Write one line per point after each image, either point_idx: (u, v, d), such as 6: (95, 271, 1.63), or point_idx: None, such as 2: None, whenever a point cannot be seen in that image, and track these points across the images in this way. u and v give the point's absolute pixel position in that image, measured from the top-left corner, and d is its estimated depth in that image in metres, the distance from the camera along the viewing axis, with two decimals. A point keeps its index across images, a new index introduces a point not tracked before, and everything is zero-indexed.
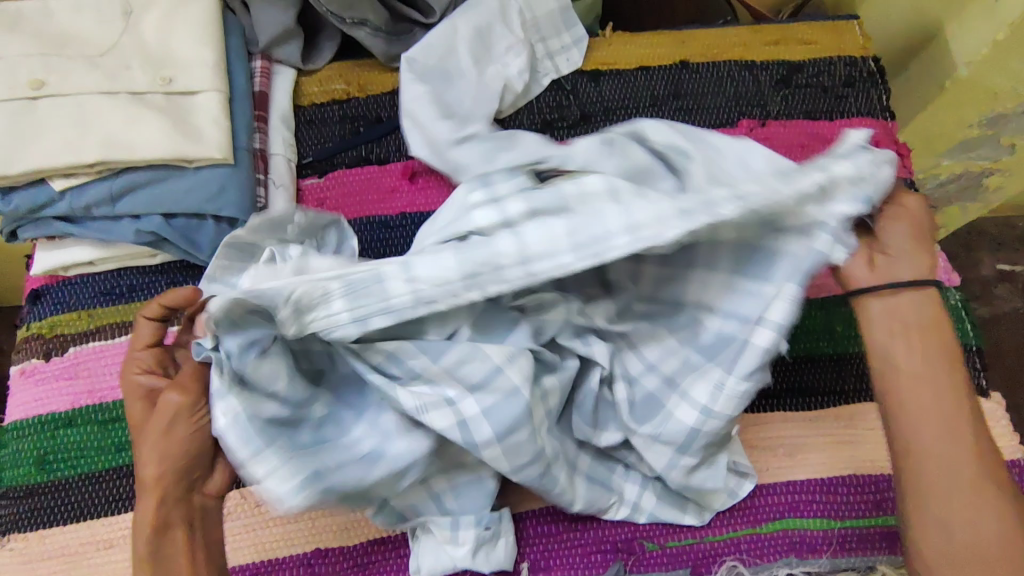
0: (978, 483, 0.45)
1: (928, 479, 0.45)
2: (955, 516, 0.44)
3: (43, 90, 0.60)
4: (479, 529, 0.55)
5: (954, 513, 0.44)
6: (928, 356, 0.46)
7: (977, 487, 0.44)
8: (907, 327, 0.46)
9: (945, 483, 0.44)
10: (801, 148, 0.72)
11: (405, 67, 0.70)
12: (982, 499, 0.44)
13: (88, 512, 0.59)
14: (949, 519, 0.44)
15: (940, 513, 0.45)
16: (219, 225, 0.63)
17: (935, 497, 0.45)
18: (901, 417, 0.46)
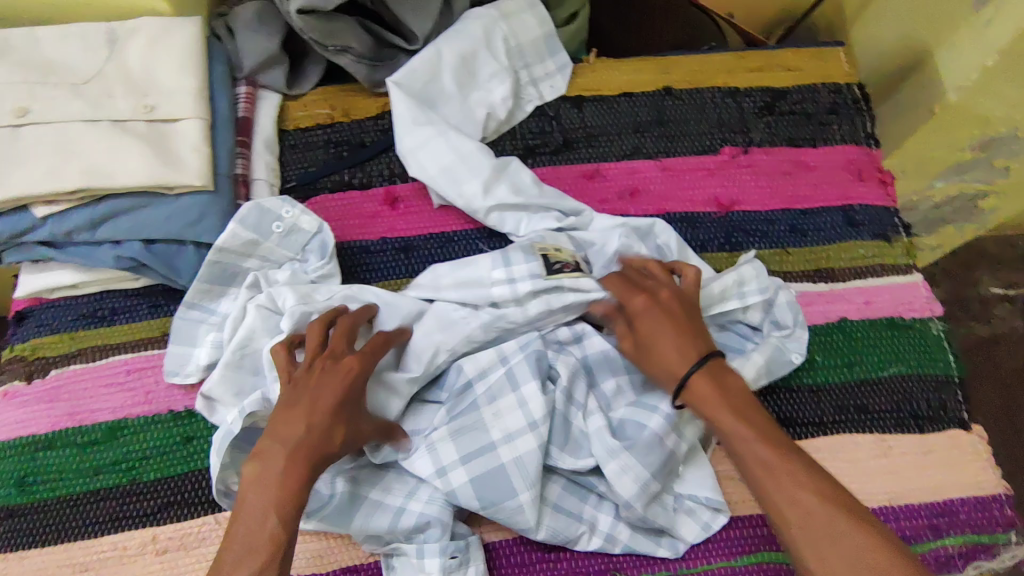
0: (833, 493, 0.46)
1: (794, 524, 0.46)
2: (831, 554, 0.44)
3: (27, 117, 0.61)
4: (445, 558, 0.54)
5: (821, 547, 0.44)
6: (730, 408, 0.51)
7: (835, 519, 0.45)
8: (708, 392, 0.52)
9: (800, 525, 0.46)
10: (784, 176, 0.72)
11: (392, 88, 0.70)
12: (841, 519, 0.45)
13: (65, 535, 0.60)
14: (822, 558, 0.44)
15: (803, 520, 0.46)
16: (200, 251, 0.64)
17: (803, 541, 0.45)
18: (739, 445, 0.50)
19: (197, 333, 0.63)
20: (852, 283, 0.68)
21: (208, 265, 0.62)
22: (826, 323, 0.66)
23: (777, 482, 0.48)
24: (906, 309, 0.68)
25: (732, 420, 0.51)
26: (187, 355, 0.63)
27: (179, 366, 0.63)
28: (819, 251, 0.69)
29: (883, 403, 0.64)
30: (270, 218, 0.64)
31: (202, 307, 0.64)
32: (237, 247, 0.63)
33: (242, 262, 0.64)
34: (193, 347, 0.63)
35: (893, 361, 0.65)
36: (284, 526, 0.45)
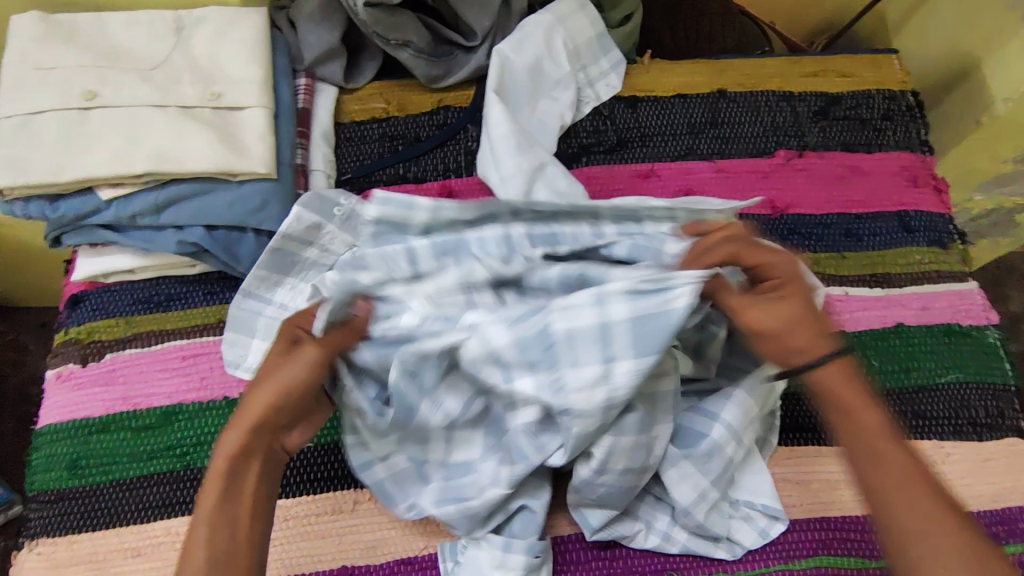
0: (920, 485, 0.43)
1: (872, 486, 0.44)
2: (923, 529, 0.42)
3: (96, 101, 0.62)
4: (529, 556, 0.54)
5: (905, 513, 0.42)
6: (854, 391, 0.47)
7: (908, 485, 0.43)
8: (842, 369, 0.47)
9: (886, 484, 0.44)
10: (839, 180, 0.72)
11: (487, 87, 0.70)
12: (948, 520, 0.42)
13: (117, 519, 0.60)
14: (903, 516, 0.42)
15: (913, 534, 0.42)
16: (260, 238, 0.64)
17: (895, 511, 0.43)
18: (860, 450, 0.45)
19: (256, 325, 0.62)
20: (909, 289, 0.68)
21: (268, 256, 0.61)
22: (883, 327, 0.66)
23: (862, 430, 0.46)
24: (962, 316, 0.67)
25: (852, 390, 0.47)
26: (245, 345, 0.62)
27: (241, 359, 0.62)
28: (874, 256, 0.69)
29: (940, 410, 0.63)
30: (329, 204, 0.60)
31: (257, 296, 0.63)
32: (300, 233, 0.61)
33: (302, 251, 0.62)
34: (252, 336, 0.62)
35: (951, 367, 0.65)
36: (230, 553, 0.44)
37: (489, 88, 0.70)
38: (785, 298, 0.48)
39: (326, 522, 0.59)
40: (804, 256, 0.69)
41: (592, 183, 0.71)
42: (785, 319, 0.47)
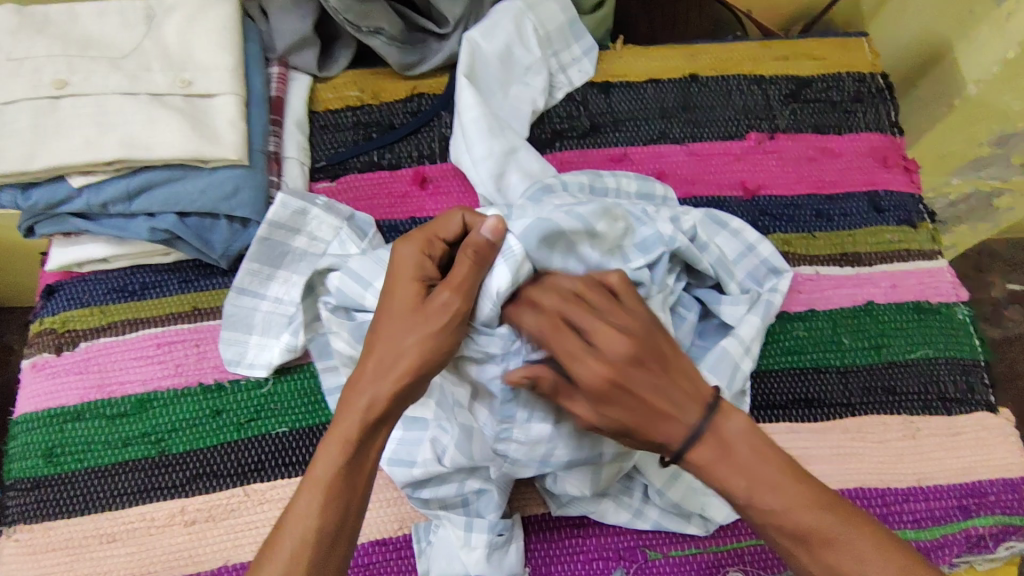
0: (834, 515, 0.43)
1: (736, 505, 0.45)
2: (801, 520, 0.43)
3: (67, 89, 0.62)
4: (493, 533, 0.55)
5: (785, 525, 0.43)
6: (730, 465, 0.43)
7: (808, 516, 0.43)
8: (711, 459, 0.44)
9: (784, 510, 0.43)
10: (810, 161, 0.73)
11: (459, 74, 0.70)
12: (817, 509, 0.43)
13: (93, 506, 0.60)
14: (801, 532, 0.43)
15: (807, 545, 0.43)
16: (232, 225, 0.64)
17: (774, 516, 0.43)
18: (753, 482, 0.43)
19: (254, 320, 0.64)
20: (879, 267, 0.69)
21: (258, 240, 0.63)
22: (853, 306, 0.67)
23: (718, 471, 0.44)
24: (932, 293, 0.68)
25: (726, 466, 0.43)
26: (243, 343, 0.63)
27: (243, 356, 0.63)
28: (845, 236, 0.70)
29: (910, 386, 0.64)
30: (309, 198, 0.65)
31: (252, 292, 0.64)
32: (285, 220, 0.64)
33: (290, 241, 0.64)
34: (250, 333, 0.63)
35: (921, 344, 0.66)
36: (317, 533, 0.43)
37: (460, 73, 0.70)
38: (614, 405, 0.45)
39: None
40: (775, 237, 0.69)
41: (565, 167, 0.72)
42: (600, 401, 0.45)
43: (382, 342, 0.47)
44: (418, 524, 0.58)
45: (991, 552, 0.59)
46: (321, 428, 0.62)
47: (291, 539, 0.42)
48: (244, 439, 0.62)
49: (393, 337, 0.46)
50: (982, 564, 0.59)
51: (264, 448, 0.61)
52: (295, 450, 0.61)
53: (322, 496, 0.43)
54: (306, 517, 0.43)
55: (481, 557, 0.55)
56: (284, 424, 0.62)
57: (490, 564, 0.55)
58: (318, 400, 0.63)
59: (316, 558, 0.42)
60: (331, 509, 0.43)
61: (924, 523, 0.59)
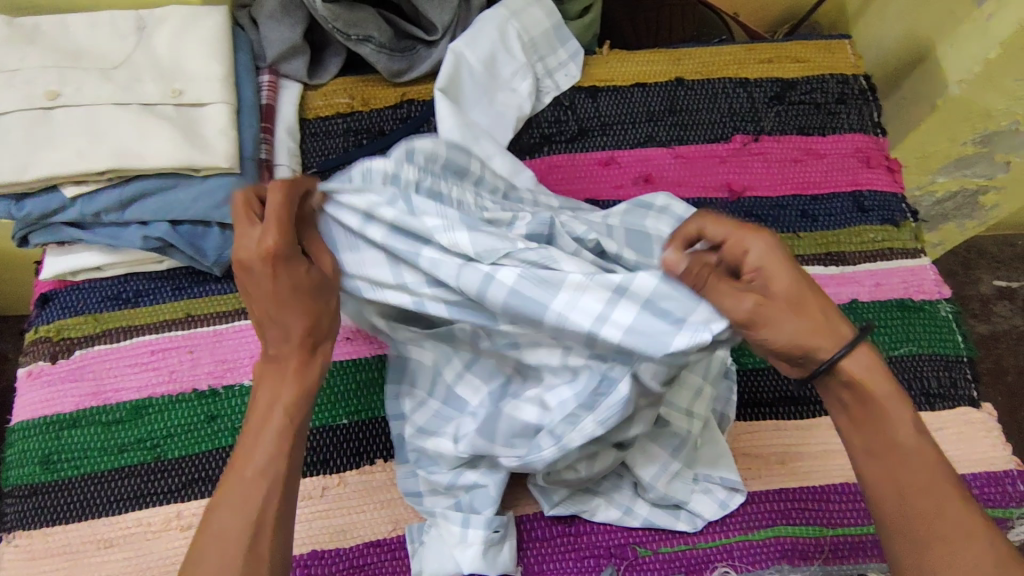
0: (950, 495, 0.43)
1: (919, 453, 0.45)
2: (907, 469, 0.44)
3: (59, 100, 0.63)
4: (489, 530, 0.56)
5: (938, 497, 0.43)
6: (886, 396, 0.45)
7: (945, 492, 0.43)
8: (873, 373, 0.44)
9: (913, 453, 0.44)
10: (794, 163, 0.74)
11: (439, 87, 0.71)
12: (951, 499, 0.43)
13: (90, 512, 0.60)
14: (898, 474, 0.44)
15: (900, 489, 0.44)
16: (224, 233, 0.65)
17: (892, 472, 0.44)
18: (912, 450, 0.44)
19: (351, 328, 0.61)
20: (863, 266, 0.70)
21: None
22: (838, 304, 0.68)
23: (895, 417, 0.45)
24: (915, 291, 0.69)
25: (883, 387, 0.44)
26: None
27: None
28: (828, 236, 0.71)
29: (894, 382, 0.65)
30: None
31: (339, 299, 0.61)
32: None
33: None
34: None
35: (905, 340, 0.67)
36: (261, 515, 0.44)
37: (438, 85, 0.71)
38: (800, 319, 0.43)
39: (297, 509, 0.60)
40: None
41: (553, 172, 0.73)
42: (791, 312, 0.43)
43: (279, 319, 0.47)
44: (414, 525, 0.59)
45: None
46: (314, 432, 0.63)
47: (223, 526, 0.43)
48: (239, 443, 0.62)
49: (290, 317, 0.47)
50: None
51: None
52: None
53: (263, 483, 0.44)
54: (250, 493, 0.44)
55: (477, 554, 0.55)
56: None
57: (484, 561, 0.56)
58: None
59: (254, 534, 0.43)
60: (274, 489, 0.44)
61: None
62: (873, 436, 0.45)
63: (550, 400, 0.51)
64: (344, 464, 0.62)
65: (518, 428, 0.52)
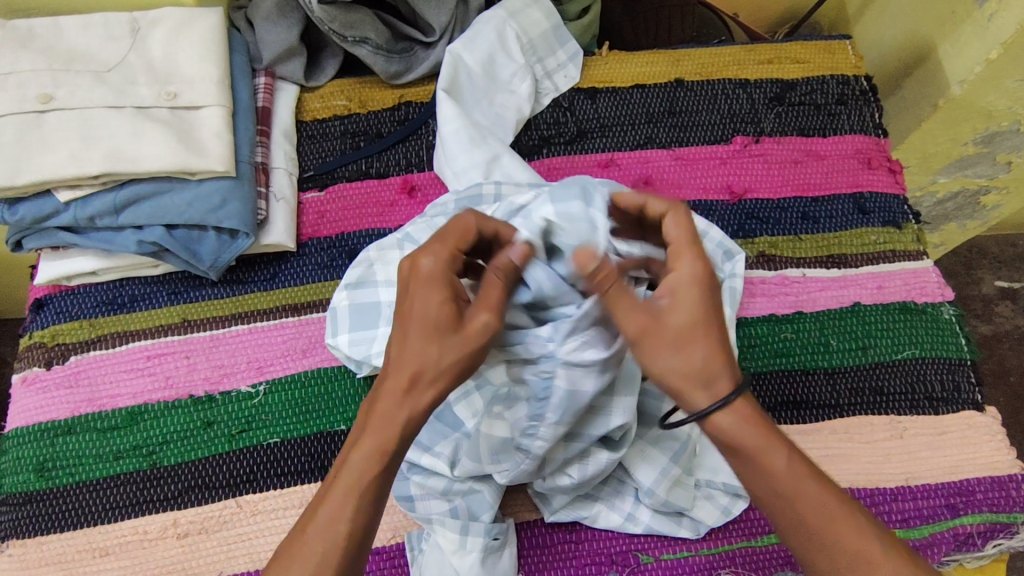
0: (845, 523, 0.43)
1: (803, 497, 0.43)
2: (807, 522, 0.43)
3: (52, 103, 0.63)
4: (488, 538, 0.55)
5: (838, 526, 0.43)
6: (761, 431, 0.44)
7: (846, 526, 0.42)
8: (749, 417, 0.44)
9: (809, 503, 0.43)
10: (795, 164, 0.73)
11: (440, 88, 0.71)
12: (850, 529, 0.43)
13: (85, 520, 0.60)
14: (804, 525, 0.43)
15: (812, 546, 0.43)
16: (220, 237, 0.64)
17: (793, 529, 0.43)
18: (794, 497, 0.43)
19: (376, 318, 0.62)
20: (865, 268, 0.69)
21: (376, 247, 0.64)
22: (840, 307, 0.67)
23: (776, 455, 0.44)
24: (918, 294, 0.68)
25: (753, 433, 0.43)
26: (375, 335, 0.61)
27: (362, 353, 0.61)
28: (830, 238, 0.70)
29: (897, 385, 0.65)
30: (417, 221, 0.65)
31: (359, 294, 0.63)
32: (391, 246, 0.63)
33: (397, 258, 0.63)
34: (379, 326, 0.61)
35: (908, 344, 0.66)
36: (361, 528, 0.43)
37: (440, 85, 0.71)
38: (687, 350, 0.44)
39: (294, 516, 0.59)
40: (762, 240, 0.70)
41: (553, 174, 0.72)
42: (674, 348, 0.43)
43: (405, 356, 0.44)
44: (412, 533, 0.58)
45: (980, 550, 0.59)
46: (311, 438, 0.62)
47: (323, 536, 0.42)
48: (236, 450, 0.62)
49: (411, 350, 0.43)
50: (971, 562, 0.60)
51: (255, 459, 0.61)
52: (286, 460, 0.61)
53: (352, 496, 0.43)
54: (335, 511, 0.42)
55: (475, 561, 0.55)
56: (275, 434, 0.62)
57: (484, 568, 0.55)
58: (309, 410, 0.63)
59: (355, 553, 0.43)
60: (363, 506, 0.43)
61: (912, 522, 0.59)
62: (757, 486, 0.44)
63: (513, 415, 0.52)
64: None
65: (498, 444, 0.53)
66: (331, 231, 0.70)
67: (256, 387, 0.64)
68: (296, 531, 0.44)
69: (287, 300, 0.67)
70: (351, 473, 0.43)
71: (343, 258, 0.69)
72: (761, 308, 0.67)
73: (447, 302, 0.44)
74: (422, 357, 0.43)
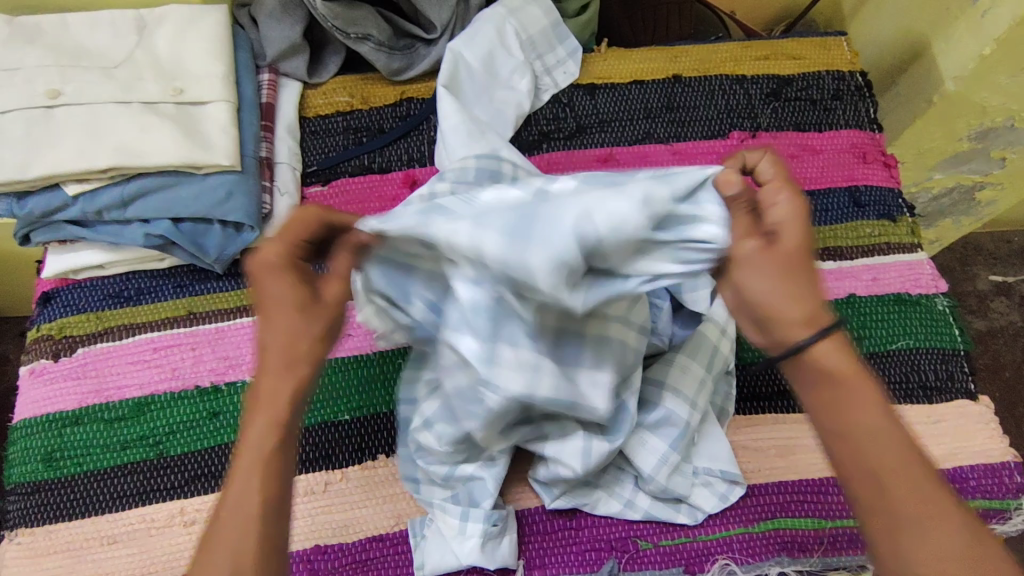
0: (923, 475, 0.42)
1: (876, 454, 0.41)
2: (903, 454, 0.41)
3: (60, 99, 0.64)
4: (487, 524, 0.56)
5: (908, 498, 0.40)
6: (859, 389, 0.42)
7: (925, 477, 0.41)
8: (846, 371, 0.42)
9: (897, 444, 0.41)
10: (791, 159, 0.74)
11: (439, 86, 0.72)
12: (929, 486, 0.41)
13: (93, 508, 0.61)
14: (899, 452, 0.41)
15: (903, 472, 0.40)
16: (225, 231, 0.65)
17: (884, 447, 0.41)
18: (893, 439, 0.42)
19: None
20: (860, 261, 0.70)
21: None
22: (836, 299, 0.69)
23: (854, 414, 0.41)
24: (912, 285, 0.70)
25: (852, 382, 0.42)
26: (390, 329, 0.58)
27: None
28: (826, 231, 0.72)
29: (892, 374, 0.66)
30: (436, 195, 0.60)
31: None
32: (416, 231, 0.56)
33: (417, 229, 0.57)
34: None
35: (901, 334, 0.67)
36: (263, 504, 0.41)
37: (439, 82, 0.72)
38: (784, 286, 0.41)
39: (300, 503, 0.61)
40: None
41: (552, 169, 0.73)
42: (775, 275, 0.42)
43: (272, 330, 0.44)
44: (416, 518, 0.59)
45: None
46: (316, 428, 0.63)
47: (233, 519, 0.40)
48: None
49: (280, 324, 0.43)
50: None
51: None
52: None
53: (256, 476, 0.41)
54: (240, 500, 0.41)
55: (474, 548, 0.56)
56: None
57: (483, 554, 0.56)
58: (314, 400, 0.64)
59: (263, 509, 0.41)
60: (268, 487, 0.41)
61: None
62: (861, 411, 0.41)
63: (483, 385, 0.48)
64: (346, 459, 0.62)
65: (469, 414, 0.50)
66: None
67: None
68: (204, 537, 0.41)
69: None
70: (276, 411, 0.42)
71: None
72: None
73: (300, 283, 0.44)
74: (301, 339, 0.43)
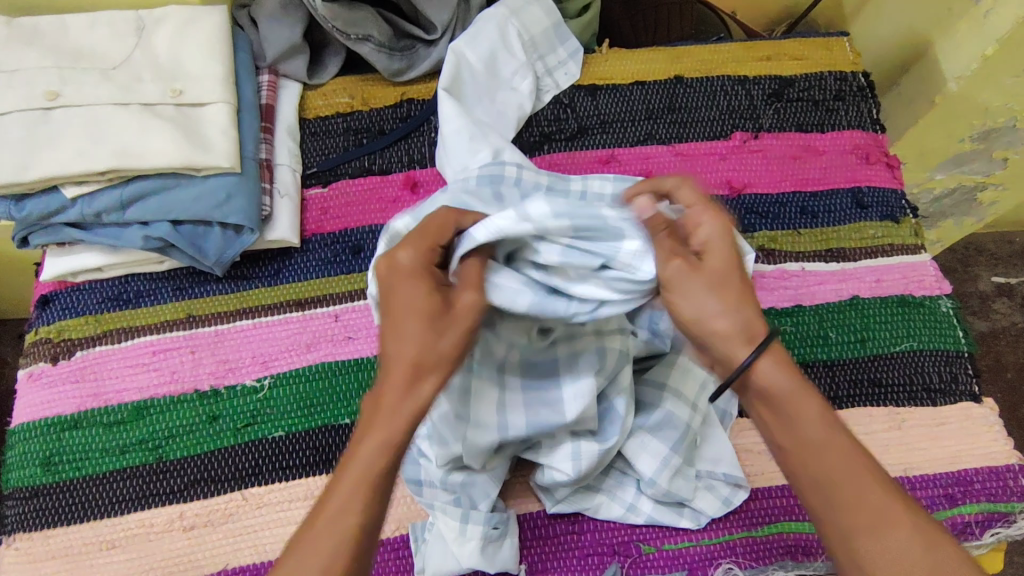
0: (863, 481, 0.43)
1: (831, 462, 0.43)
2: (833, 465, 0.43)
3: (58, 100, 0.63)
4: (487, 527, 0.56)
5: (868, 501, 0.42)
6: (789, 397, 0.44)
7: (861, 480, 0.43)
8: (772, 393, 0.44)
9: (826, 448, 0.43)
10: (793, 160, 0.74)
11: (440, 88, 0.71)
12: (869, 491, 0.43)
13: (91, 513, 0.60)
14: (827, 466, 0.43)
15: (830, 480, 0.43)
16: (225, 233, 0.65)
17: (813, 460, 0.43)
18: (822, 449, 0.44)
19: None
20: (863, 262, 0.70)
21: None
22: (839, 300, 0.68)
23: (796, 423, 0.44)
24: (915, 287, 0.69)
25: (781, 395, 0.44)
26: None
27: None
28: (828, 232, 0.71)
29: (895, 377, 0.65)
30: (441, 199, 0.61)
31: None
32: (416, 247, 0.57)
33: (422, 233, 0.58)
34: None
35: (905, 336, 0.67)
36: (368, 516, 0.41)
37: (440, 85, 0.71)
38: (720, 298, 0.44)
39: (300, 507, 0.60)
40: (762, 235, 0.71)
41: (553, 170, 0.73)
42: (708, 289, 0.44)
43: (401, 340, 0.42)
44: (416, 523, 0.59)
45: (978, 539, 0.60)
46: (317, 431, 0.63)
47: (333, 535, 0.40)
48: (241, 443, 0.62)
49: (404, 332, 0.42)
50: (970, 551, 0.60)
51: (260, 453, 0.62)
52: (290, 454, 0.62)
53: (359, 492, 0.41)
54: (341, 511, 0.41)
55: (475, 550, 0.55)
56: (281, 428, 0.63)
57: (484, 557, 0.56)
58: (314, 403, 0.64)
59: (357, 522, 0.41)
60: (372, 502, 0.41)
61: None
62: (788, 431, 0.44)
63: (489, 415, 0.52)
64: None
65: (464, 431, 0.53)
66: (334, 227, 0.70)
67: (261, 381, 0.64)
68: (297, 535, 0.42)
69: (292, 296, 0.68)
70: (391, 425, 0.41)
71: (345, 254, 0.69)
72: (762, 301, 0.68)
73: (435, 289, 0.42)
74: (449, 349, 0.41)
